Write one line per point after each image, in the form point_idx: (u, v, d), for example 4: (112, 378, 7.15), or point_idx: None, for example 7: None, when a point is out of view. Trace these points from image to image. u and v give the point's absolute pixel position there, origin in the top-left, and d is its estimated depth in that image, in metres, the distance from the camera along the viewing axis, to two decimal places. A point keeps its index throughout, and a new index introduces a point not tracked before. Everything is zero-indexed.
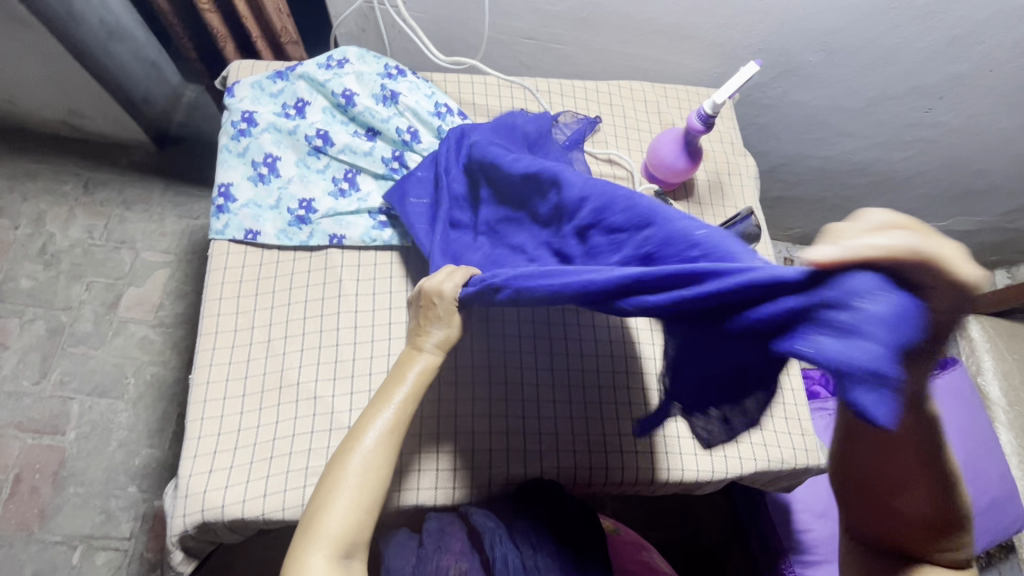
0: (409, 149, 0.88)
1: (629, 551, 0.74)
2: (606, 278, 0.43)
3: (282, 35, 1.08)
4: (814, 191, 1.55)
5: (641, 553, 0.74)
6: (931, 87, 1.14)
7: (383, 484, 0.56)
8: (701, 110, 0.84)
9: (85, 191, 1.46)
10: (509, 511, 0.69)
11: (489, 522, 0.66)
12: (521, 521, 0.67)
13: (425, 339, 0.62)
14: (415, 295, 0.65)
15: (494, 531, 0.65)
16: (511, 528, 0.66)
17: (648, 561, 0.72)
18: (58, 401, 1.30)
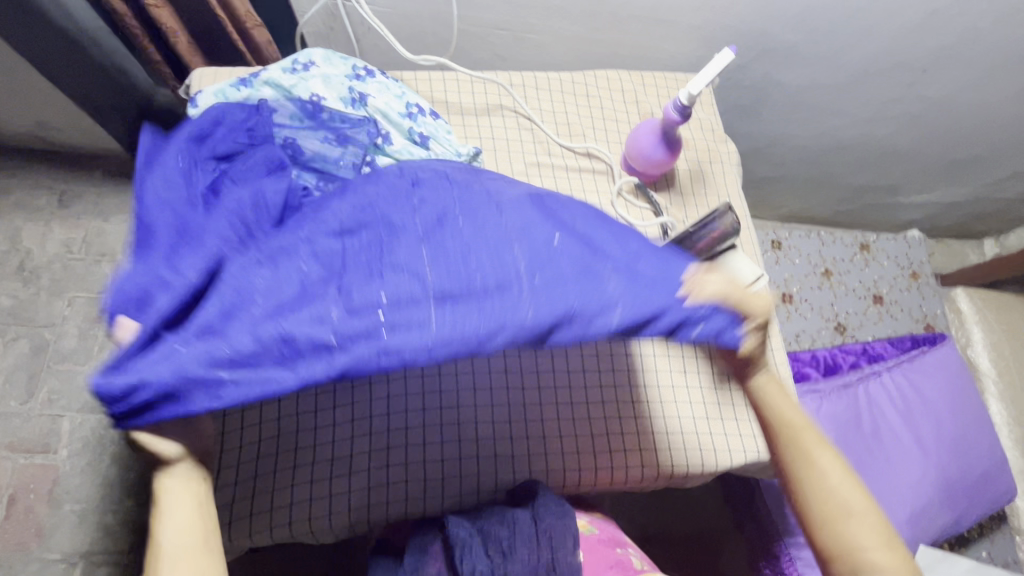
0: (381, 153, 0.83)
1: (601, 551, 0.73)
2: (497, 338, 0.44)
3: (246, 18, 1.00)
4: (800, 170, 1.53)
5: (614, 552, 0.73)
6: (914, 61, 1.12)
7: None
8: (677, 101, 0.82)
9: (60, 204, 1.43)
10: (490, 519, 0.67)
11: (463, 534, 0.65)
12: (500, 529, 0.66)
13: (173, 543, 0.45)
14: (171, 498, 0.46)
15: (465, 544, 0.64)
16: (487, 533, 0.66)
17: (620, 560, 0.71)
18: (47, 420, 1.28)
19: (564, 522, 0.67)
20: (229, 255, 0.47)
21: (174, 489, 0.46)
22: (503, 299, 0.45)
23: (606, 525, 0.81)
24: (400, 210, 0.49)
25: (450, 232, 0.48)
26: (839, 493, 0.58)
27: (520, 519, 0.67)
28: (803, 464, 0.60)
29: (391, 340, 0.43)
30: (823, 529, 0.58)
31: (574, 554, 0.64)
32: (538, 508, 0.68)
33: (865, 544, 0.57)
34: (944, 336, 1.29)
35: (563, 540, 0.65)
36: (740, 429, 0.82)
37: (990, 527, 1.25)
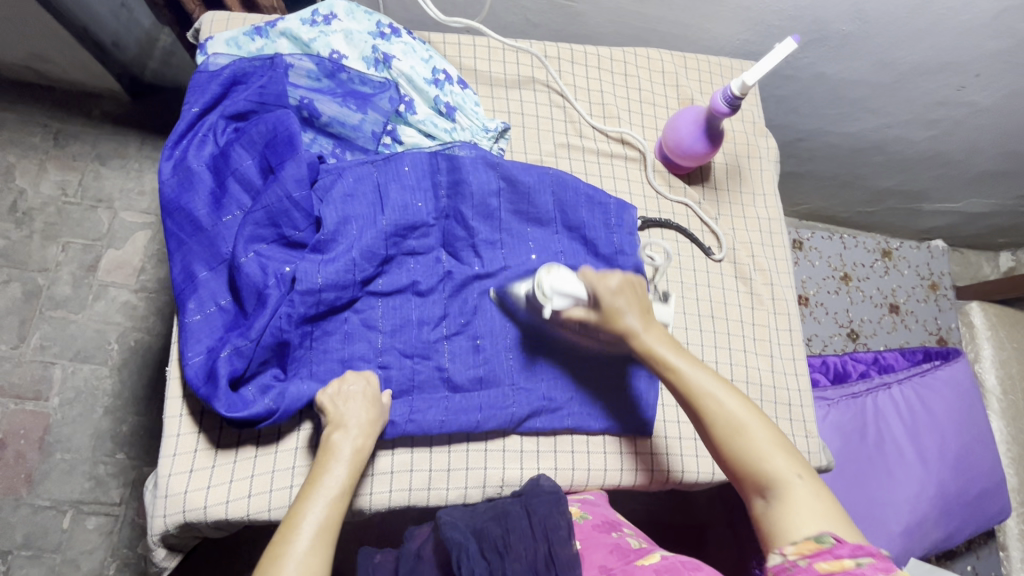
0: (404, 122, 0.80)
1: (597, 540, 0.69)
2: (483, 425, 0.72)
3: None
4: (828, 169, 1.47)
5: (610, 537, 0.69)
6: (968, 63, 1.06)
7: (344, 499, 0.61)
8: (726, 91, 0.76)
9: (56, 143, 1.36)
10: (485, 518, 0.66)
11: (459, 536, 0.63)
12: (494, 527, 0.65)
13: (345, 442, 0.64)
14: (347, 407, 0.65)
15: (462, 547, 0.62)
16: (481, 534, 0.64)
17: (618, 546, 0.68)
18: (38, 366, 1.25)
19: (557, 508, 0.66)
20: (291, 329, 0.67)
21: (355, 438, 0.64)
22: (497, 407, 0.72)
23: (597, 505, 0.75)
24: (430, 309, 0.74)
25: (461, 337, 0.74)
26: (738, 417, 0.61)
27: (513, 515, 0.66)
28: (693, 398, 0.63)
29: (406, 422, 0.69)
30: (726, 451, 0.60)
31: (570, 543, 0.64)
32: (530, 501, 0.67)
33: (770, 456, 0.58)
34: (958, 352, 1.27)
35: (557, 530, 0.64)
36: (682, 446, 0.80)
37: (977, 542, 1.25)
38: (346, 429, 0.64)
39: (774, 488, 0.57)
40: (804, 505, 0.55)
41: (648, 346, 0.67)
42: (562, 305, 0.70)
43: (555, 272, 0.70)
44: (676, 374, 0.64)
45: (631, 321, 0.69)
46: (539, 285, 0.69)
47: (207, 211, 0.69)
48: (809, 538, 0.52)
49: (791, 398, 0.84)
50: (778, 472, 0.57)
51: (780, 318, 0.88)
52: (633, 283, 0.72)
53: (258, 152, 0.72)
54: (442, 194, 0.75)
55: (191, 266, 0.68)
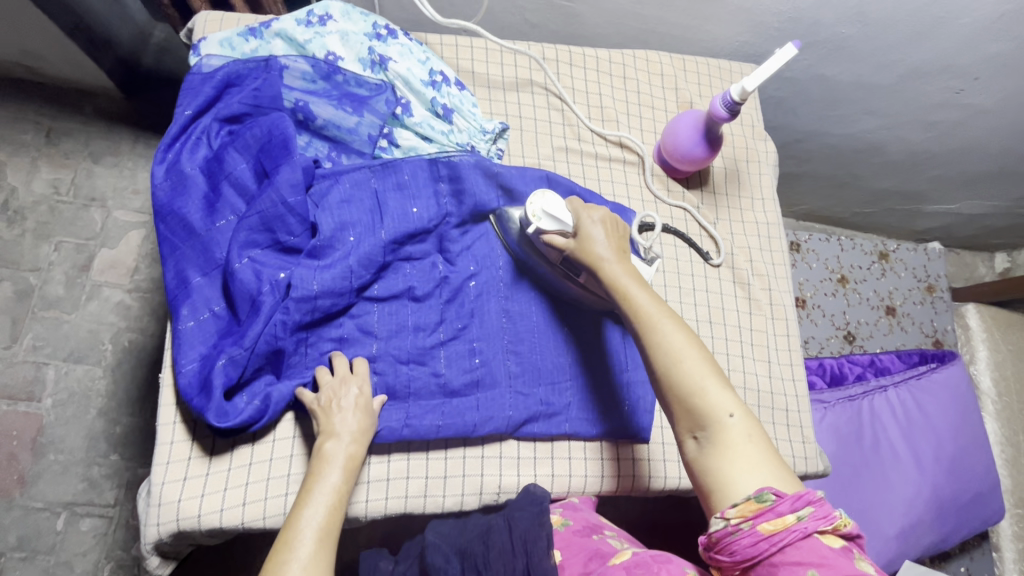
0: (401, 124, 0.79)
1: (578, 546, 0.68)
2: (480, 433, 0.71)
3: None
4: (826, 170, 1.46)
5: (592, 542, 0.69)
6: (967, 66, 1.06)
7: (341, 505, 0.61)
8: (726, 96, 0.75)
9: (48, 141, 1.34)
10: (471, 536, 0.67)
11: (441, 560, 0.65)
12: (477, 546, 0.66)
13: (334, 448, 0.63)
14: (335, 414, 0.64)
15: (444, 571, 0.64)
16: (465, 553, 0.66)
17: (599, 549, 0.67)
18: (31, 366, 1.24)
19: (537, 520, 0.66)
20: (285, 336, 0.66)
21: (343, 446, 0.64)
22: (493, 415, 0.72)
23: (581, 510, 0.75)
24: (427, 316, 0.73)
25: (458, 343, 0.74)
26: (682, 351, 0.59)
27: (496, 530, 0.66)
28: (643, 329, 0.62)
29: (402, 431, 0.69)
30: (663, 381, 0.59)
31: (547, 554, 0.63)
32: (512, 513, 0.67)
33: (707, 391, 0.57)
34: (954, 356, 1.27)
35: (535, 542, 0.64)
36: (661, 453, 0.79)
37: (970, 544, 1.26)
38: (335, 437, 0.64)
39: (704, 424, 0.56)
40: (729, 446, 0.55)
41: (614, 277, 0.67)
42: (549, 229, 0.70)
43: (547, 197, 0.71)
44: (632, 304, 0.64)
45: (603, 254, 0.68)
46: (529, 203, 0.71)
47: (201, 216, 0.68)
48: (750, 499, 0.51)
49: (789, 404, 0.84)
50: (713, 413, 0.56)
51: (778, 324, 0.88)
52: (614, 221, 0.72)
53: (253, 156, 0.71)
54: (440, 199, 0.75)
55: (184, 272, 0.67)
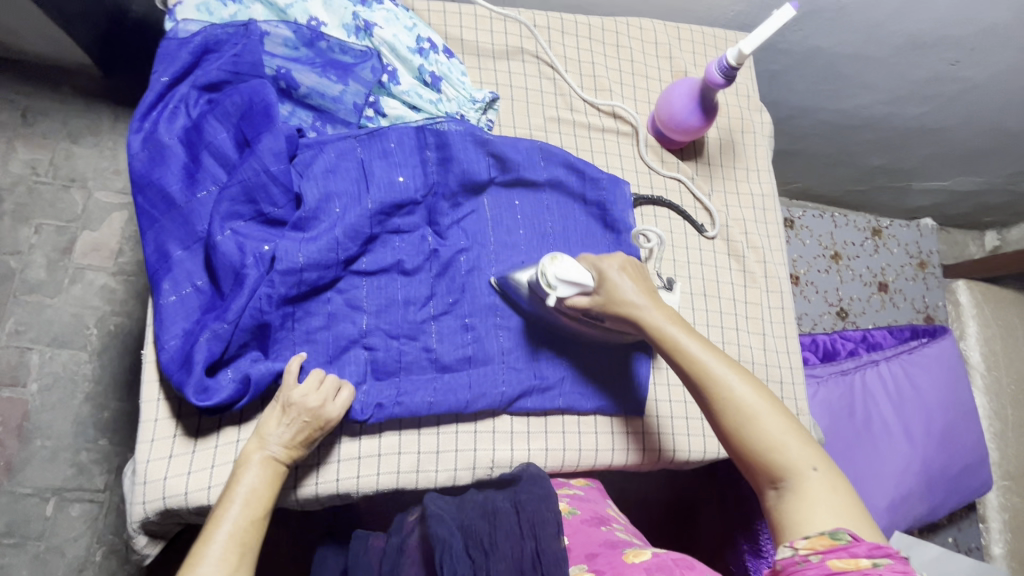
0: (388, 93, 0.77)
1: (587, 532, 0.70)
2: (472, 407, 0.70)
3: None
4: (820, 147, 1.45)
5: (600, 531, 0.70)
6: (964, 37, 1.05)
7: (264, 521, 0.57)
8: (721, 61, 0.73)
9: (24, 120, 1.30)
10: (473, 515, 0.64)
11: (444, 532, 0.61)
12: (481, 525, 0.62)
13: (260, 452, 0.59)
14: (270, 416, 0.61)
15: (447, 544, 0.60)
16: (468, 530, 0.62)
17: (607, 537, 0.68)
18: (14, 352, 1.21)
19: (545, 504, 0.63)
20: (271, 310, 0.64)
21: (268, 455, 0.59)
22: (486, 388, 0.71)
23: (587, 501, 0.78)
24: (416, 290, 0.71)
25: (449, 317, 0.72)
26: (744, 401, 0.58)
27: (502, 512, 0.63)
28: (703, 383, 0.60)
29: (396, 406, 0.67)
30: (733, 435, 0.58)
31: (558, 540, 0.60)
32: (520, 496, 0.65)
33: (779, 440, 0.56)
34: (944, 330, 1.28)
35: (547, 528, 0.60)
36: (682, 428, 0.79)
37: (958, 515, 1.29)
38: (264, 440, 0.60)
39: (783, 476, 0.55)
40: (815, 496, 0.53)
41: (657, 326, 0.64)
42: (568, 294, 0.66)
43: (559, 261, 0.66)
44: (684, 356, 0.61)
45: (638, 303, 0.65)
46: (542, 273, 0.66)
47: (180, 186, 0.66)
48: (824, 535, 0.49)
49: (783, 376, 0.84)
50: (792, 464, 0.55)
51: (773, 297, 0.87)
52: (632, 263, 0.68)
53: (233, 125, 0.68)
54: (430, 170, 0.73)
55: (165, 245, 0.65)
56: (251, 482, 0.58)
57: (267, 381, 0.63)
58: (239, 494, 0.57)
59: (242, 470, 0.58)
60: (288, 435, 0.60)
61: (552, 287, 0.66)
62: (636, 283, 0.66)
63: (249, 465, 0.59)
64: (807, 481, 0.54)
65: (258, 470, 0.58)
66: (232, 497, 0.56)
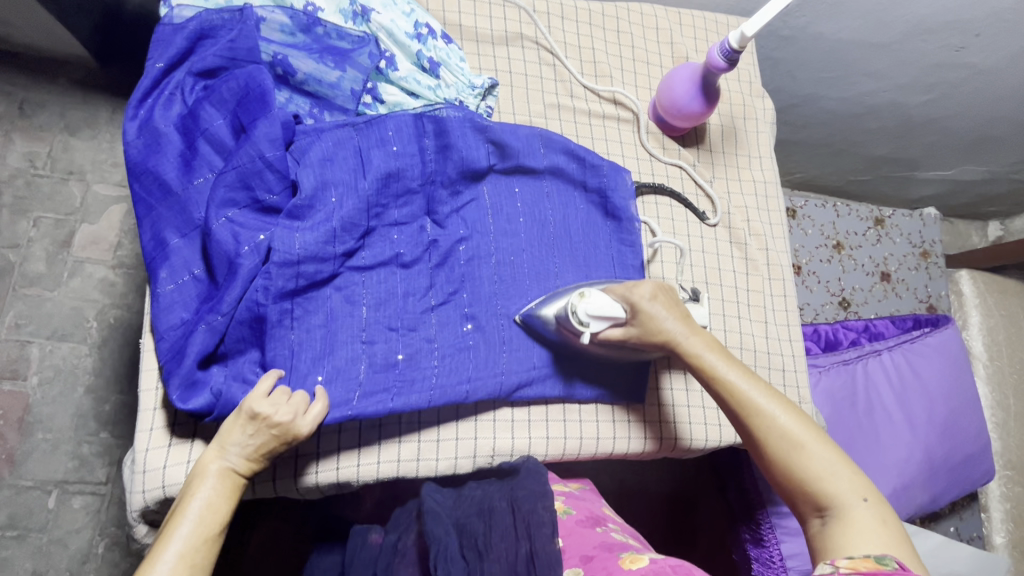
0: (386, 79, 0.76)
1: (581, 533, 0.68)
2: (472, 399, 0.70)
3: None
4: (822, 136, 1.43)
5: (595, 532, 0.69)
6: (969, 22, 1.03)
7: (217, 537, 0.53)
8: (724, 45, 0.72)
9: (21, 113, 1.29)
10: (469, 512, 0.65)
11: (440, 531, 0.62)
12: (477, 525, 0.63)
13: (215, 464, 0.57)
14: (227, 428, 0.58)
15: (442, 544, 0.61)
16: (463, 529, 0.63)
17: (602, 538, 0.67)
18: (14, 345, 1.21)
19: (541, 503, 0.63)
20: (268, 302, 0.63)
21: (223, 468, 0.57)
22: (486, 380, 0.70)
23: (582, 500, 0.78)
24: (415, 280, 0.71)
25: (449, 307, 0.72)
26: (787, 430, 0.58)
27: (498, 512, 0.63)
28: (744, 411, 0.61)
29: (395, 399, 0.66)
30: (777, 464, 0.58)
31: (553, 542, 0.59)
32: (516, 495, 0.64)
33: (824, 469, 0.56)
34: (948, 320, 1.27)
35: (541, 528, 0.60)
36: (694, 416, 0.79)
37: (960, 504, 1.29)
38: (222, 450, 0.58)
39: (828, 506, 0.54)
40: (861, 526, 0.52)
41: (697, 354, 0.65)
42: (600, 329, 0.68)
43: (588, 297, 0.67)
44: (724, 384, 0.62)
45: (674, 330, 0.66)
46: (573, 312, 0.67)
47: (176, 174, 0.65)
48: (869, 558, 0.49)
49: (785, 364, 0.84)
50: (840, 493, 0.54)
51: (775, 285, 0.87)
52: (665, 288, 0.69)
53: (229, 111, 0.68)
54: (429, 158, 0.72)
55: (161, 233, 0.64)
56: (207, 497, 0.55)
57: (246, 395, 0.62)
58: (191, 510, 0.53)
59: (196, 485, 0.55)
60: (246, 445, 0.58)
61: (583, 327, 0.67)
62: (670, 311, 0.67)
63: (204, 478, 0.56)
64: (853, 511, 0.53)
65: (214, 482, 0.56)
66: (186, 513, 0.53)
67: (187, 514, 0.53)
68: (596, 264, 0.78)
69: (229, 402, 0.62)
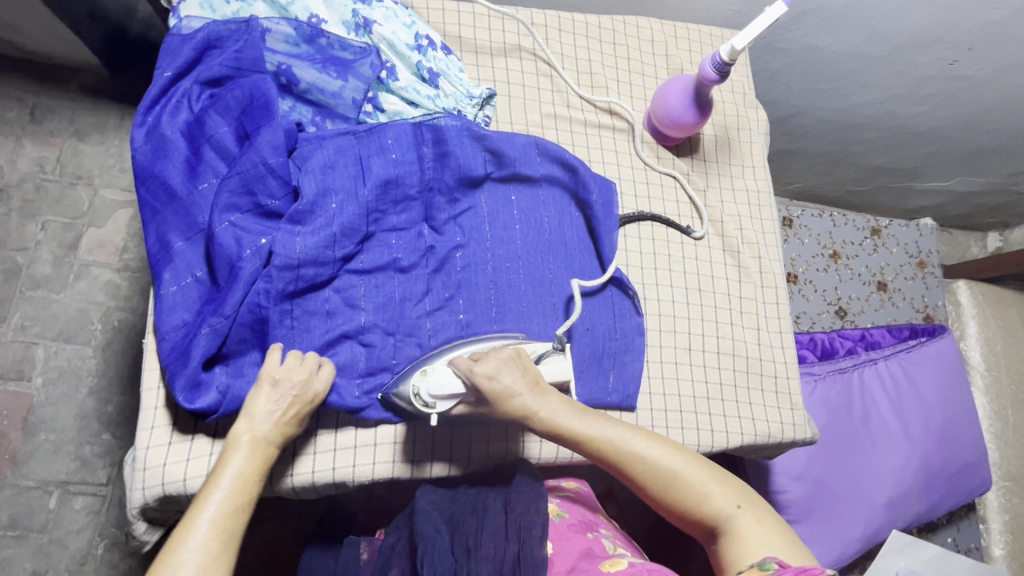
0: (386, 89, 0.78)
1: (571, 540, 0.68)
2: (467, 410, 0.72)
3: None
4: (820, 146, 1.45)
5: (585, 539, 0.69)
6: (962, 36, 1.05)
7: (249, 507, 0.55)
8: (715, 57, 0.74)
9: (32, 118, 1.32)
10: (462, 508, 0.67)
11: (430, 528, 0.63)
12: (469, 521, 0.64)
13: (245, 435, 0.59)
14: (251, 401, 0.61)
15: (431, 542, 0.61)
16: (455, 527, 0.64)
17: (591, 547, 0.67)
18: (21, 346, 1.23)
19: (535, 505, 0.66)
20: (270, 305, 0.65)
21: (252, 437, 0.59)
22: None
23: (575, 504, 0.78)
24: (413, 285, 0.72)
25: (445, 312, 0.73)
26: (665, 466, 0.61)
27: (491, 511, 0.65)
28: (621, 462, 0.62)
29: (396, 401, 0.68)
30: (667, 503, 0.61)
31: (540, 546, 0.62)
32: (511, 497, 0.67)
33: (704, 492, 0.60)
34: (943, 329, 1.28)
35: (531, 532, 0.62)
36: None
37: (958, 515, 1.28)
38: (251, 419, 0.60)
39: (718, 523, 0.60)
40: (748, 533, 0.58)
41: (555, 421, 0.62)
42: (450, 407, 0.63)
43: (430, 375, 0.62)
44: (595, 445, 0.62)
45: (526, 404, 0.62)
46: (416, 394, 0.62)
47: (181, 179, 0.67)
48: (755, 566, 0.55)
49: (778, 371, 0.85)
50: (720, 508, 0.60)
51: (767, 292, 0.88)
52: (511, 357, 0.63)
53: (234, 118, 0.70)
54: (427, 165, 0.73)
55: (166, 235, 0.66)
56: (239, 466, 0.57)
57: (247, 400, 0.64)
58: (225, 478, 0.56)
59: (228, 454, 0.58)
60: (273, 414, 0.60)
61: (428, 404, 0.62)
62: (514, 372, 0.62)
63: (237, 446, 0.58)
64: (736, 522, 0.59)
65: (246, 452, 0.58)
66: (220, 480, 0.55)
67: (221, 482, 0.55)
68: (591, 271, 0.80)
69: (233, 402, 0.63)
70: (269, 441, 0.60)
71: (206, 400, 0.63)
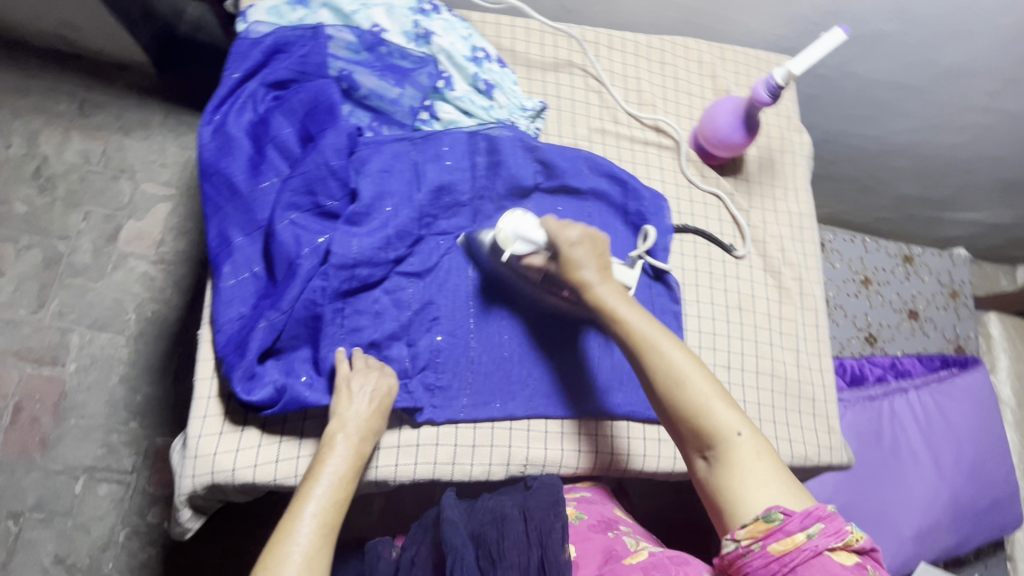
0: (442, 98, 0.79)
1: (591, 542, 0.69)
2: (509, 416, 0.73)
3: None
4: (852, 172, 1.45)
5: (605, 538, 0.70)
6: (1000, 69, 1.07)
7: (344, 507, 0.59)
8: (769, 81, 0.75)
9: (82, 112, 1.36)
10: (482, 521, 0.67)
11: (457, 542, 0.63)
12: (490, 532, 0.65)
13: (338, 434, 0.63)
14: (338, 396, 0.64)
15: (457, 555, 0.61)
16: (478, 539, 0.65)
17: (610, 547, 0.68)
18: (56, 332, 1.26)
19: (552, 510, 0.66)
20: (324, 302, 0.67)
21: (346, 437, 0.63)
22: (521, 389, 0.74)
23: (593, 503, 0.78)
24: (460, 289, 0.74)
25: (489, 318, 0.74)
26: (677, 368, 0.61)
27: (510, 519, 0.66)
28: (640, 349, 0.63)
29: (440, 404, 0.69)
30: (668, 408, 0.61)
31: (563, 549, 0.63)
32: (528, 503, 0.67)
33: (707, 406, 0.59)
34: (975, 361, 1.27)
35: (554, 535, 0.63)
36: (632, 431, 0.78)
37: (986, 552, 1.25)
38: (342, 420, 0.63)
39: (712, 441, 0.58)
40: (739, 462, 0.56)
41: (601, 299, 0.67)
42: (526, 250, 0.70)
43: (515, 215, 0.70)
44: (622, 325, 0.65)
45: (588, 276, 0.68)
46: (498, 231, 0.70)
47: (245, 177, 0.69)
48: (760, 518, 0.53)
49: (816, 394, 0.84)
50: (719, 427, 0.58)
51: (807, 314, 0.88)
52: (594, 237, 0.70)
53: (298, 120, 0.72)
54: (479, 174, 0.75)
55: (227, 231, 0.68)
56: (336, 466, 0.61)
57: (299, 397, 0.65)
58: (324, 476, 0.60)
59: (325, 450, 0.62)
60: (360, 413, 0.64)
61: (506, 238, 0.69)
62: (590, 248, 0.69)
63: (333, 445, 0.62)
64: (731, 447, 0.57)
65: (342, 452, 0.62)
66: (319, 479, 0.60)
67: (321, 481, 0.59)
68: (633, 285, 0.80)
69: (286, 396, 0.65)
70: (360, 442, 0.64)
71: (258, 391, 0.64)
